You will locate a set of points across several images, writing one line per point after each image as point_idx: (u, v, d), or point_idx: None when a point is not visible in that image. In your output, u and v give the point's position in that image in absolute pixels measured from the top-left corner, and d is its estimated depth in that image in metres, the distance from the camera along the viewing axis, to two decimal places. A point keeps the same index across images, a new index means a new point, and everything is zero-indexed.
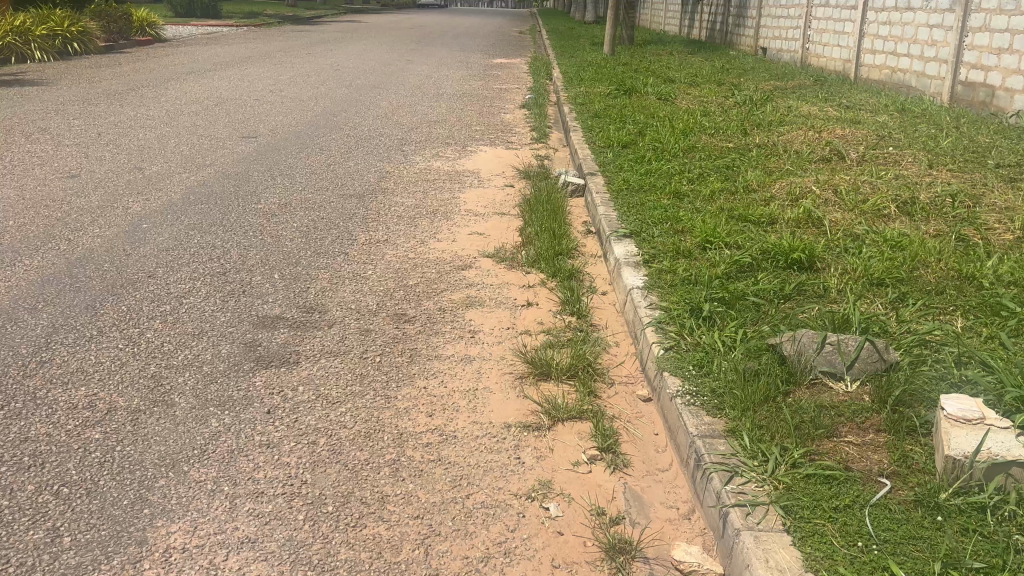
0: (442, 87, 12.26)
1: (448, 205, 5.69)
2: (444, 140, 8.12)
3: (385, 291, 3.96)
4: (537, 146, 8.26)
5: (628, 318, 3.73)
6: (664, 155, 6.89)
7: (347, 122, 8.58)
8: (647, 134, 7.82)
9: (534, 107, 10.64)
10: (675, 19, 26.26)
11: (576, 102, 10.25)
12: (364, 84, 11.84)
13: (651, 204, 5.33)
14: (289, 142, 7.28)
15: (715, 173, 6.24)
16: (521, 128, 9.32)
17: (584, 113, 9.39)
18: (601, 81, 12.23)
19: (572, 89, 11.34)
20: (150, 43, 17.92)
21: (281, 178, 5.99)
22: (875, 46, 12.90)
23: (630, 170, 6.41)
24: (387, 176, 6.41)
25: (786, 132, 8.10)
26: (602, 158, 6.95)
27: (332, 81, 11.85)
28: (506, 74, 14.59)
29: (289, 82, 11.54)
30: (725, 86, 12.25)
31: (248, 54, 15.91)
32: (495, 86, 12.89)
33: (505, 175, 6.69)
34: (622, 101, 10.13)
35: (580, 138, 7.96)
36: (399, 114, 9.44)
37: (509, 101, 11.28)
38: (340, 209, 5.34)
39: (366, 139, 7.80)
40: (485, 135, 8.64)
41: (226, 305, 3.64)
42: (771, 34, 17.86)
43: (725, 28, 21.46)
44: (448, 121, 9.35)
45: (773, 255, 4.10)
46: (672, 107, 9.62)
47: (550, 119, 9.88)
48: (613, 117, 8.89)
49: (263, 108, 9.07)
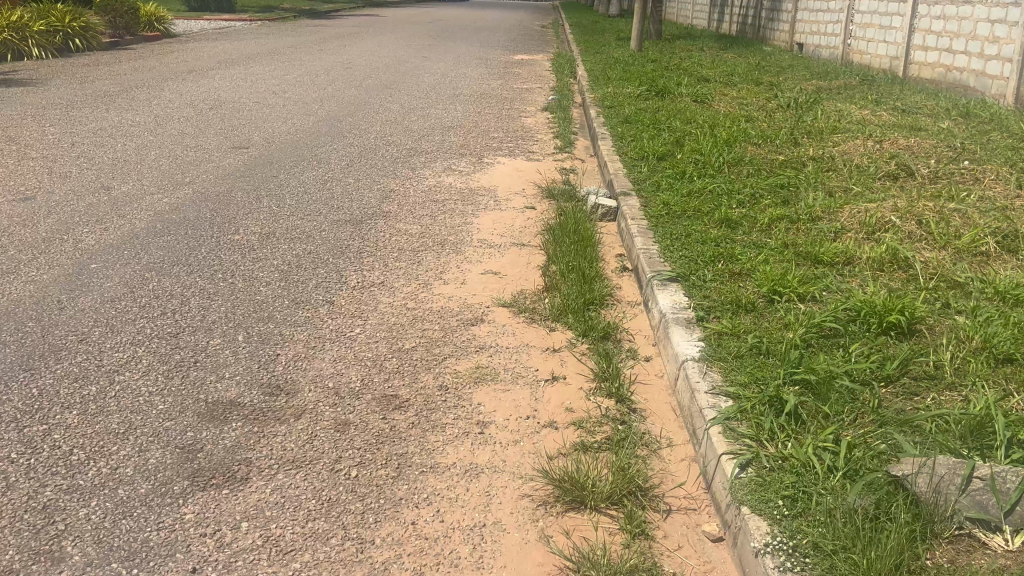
0: (459, 87, 11.46)
1: (458, 234, 4.89)
2: (458, 150, 7.33)
3: (373, 358, 3.17)
4: (561, 156, 7.45)
5: (681, 402, 2.93)
6: (707, 171, 6.07)
7: (352, 129, 7.80)
8: (686, 143, 6.99)
9: (557, 110, 9.83)
10: (704, 14, 25.27)
11: (604, 104, 9.42)
12: (374, 85, 11.04)
13: (699, 236, 4.52)
14: (285, 154, 6.51)
15: (769, 195, 5.41)
16: (543, 134, 8.50)
17: (613, 117, 8.57)
18: (629, 81, 11.38)
19: (599, 90, 10.51)
20: (158, 39, 17.24)
21: (268, 199, 5.21)
22: (928, 43, 11.98)
23: (669, 189, 5.59)
24: (390, 196, 5.62)
25: (843, 141, 7.23)
26: (636, 174, 6.13)
27: (341, 81, 11.08)
28: (528, 72, 13.77)
29: (295, 82, 10.78)
30: (765, 87, 11.35)
31: (257, 51, 15.17)
32: (515, 86, 12.07)
33: (525, 194, 5.89)
34: (654, 103, 9.29)
35: (611, 148, 7.13)
36: (409, 119, 8.66)
37: (530, 103, 10.47)
38: (331, 241, 4.55)
39: (372, 149, 7.01)
40: (504, 143, 7.83)
41: (168, 385, 2.86)
42: (808, 29, 16.91)
43: (757, 22, 20.46)
44: (463, 126, 8.55)
45: (862, 315, 3.28)
46: (710, 111, 8.77)
47: (574, 124, 9.06)
48: (646, 122, 8.05)
49: (261, 112, 8.31)
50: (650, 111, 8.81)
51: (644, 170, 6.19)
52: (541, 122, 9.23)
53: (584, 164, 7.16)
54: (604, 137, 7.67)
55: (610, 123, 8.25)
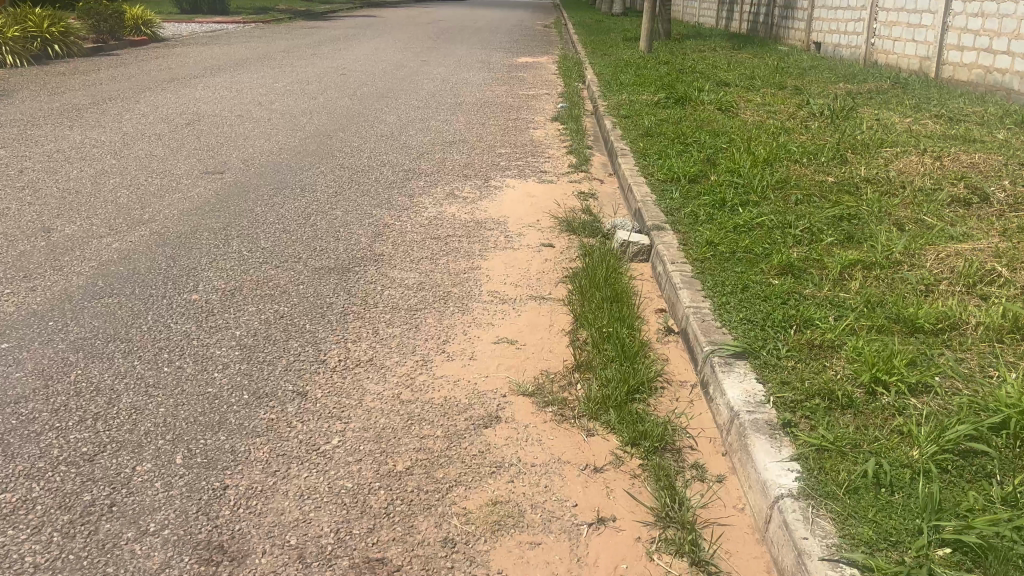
0: (460, 95, 10.65)
1: (464, 283, 4.07)
2: (462, 171, 6.51)
3: (354, 491, 2.36)
4: (577, 176, 6.64)
5: (780, 562, 2.14)
6: (751, 199, 5.27)
7: (341, 146, 7.00)
8: (720, 162, 6.19)
9: (568, 120, 9.02)
10: (712, 11, 24.44)
11: (620, 115, 8.61)
12: (369, 93, 10.22)
13: (760, 291, 3.71)
14: (264, 180, 5.72)
15: (829, 230, 4.61)
16: (555, 149, 7.69)
17: (631, 130, 7.78)
18: (644, 86, 10.56)
19: (612, 98, 9.70)
20: (143, 43, 16.42)
21: (237, 242, 4.41)
22: (963, 43, 11.17)
23: (710, 223, 4.79)
24: (384, 232, 4.81)
25: (895, 156, 6.42)
26: (668, 201, 5.32)
27: (333, 90, 10.27)
28: (533, 77, 12.97)
29: (283, 91, 9.97)
30: (790, 92, 10.53)
31: (247, 55, 14.35)
32: (521, 92, 11.26)
33: (541, 227, 5.07)
34: (675, 113, 8.48)
35: (635, 167, 6.33)
36: (407, 133, 7.84)
37: (538, 112, 9.66)
38: (310, 298, 3.74)
39: (365, 171, 6.20)
40: (512, 162, 7.01)
41: (64, 552, 2.06)
42: (825, 28, 16.11)
43: (769, 20, 19.66)
44: (466, 141, 7.75)
45: (1009, 426, 2.45)
46: (737, 122, 7.97)
47: (588, 137, 8.25)
48: (669, 136, 7.23)
49: (242, 128, 7.50)
50: (672, 121, 8.01)
51: (676, 196, 5.39)
52: (552, 134, 8.42)
53: (604, 186, 6.34)
54: (626, 153, 6.86)
55: (629, 137, 7.44)
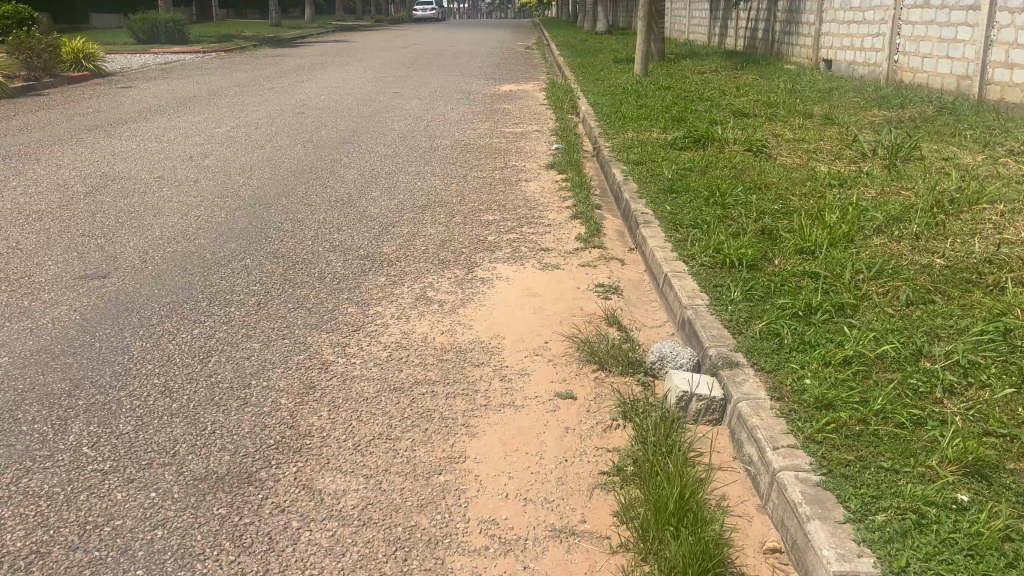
0: (437, 136, 9.10)
1: (439, 498, 2.48)
2: (436, 253, 4.95)
3: None
4: (588, 254, 5.08)
5: None
6: (847, 303, 3.74)
7: (280, 220, 5.42)
8: (782, 236, 4.69)
9: (566, 168, 7.49)
10: (704, 28, 23.08)
11: (632, 160, 7.09)
12: (328, 138, 8.66)
13: (955, 532, 2.15)
14: (161, 287, 4.14)
15: (992, 366, 3.08)
16: (555, 210, 6.15)
17: (648, 183, 6.27)
18: (651, 121, 9.07)
19: (617, 139, 8.19)
20: (84, 81, 14.84)
21: (79, 425, 2.81)
22: (1012, 59, 9.73)
23: (808, 355, 3.24)
24: (319, 380, 3.23)
25: (1005, 218, 4.92)
26: (731, 307, 3.78)
27: (286, 135, 8.70)
28: (521, 109, 11.45)
29: (225, 140, 8.39)
30: (821, 123, 9.06)
31: (195, 92, 12.76)
32: (508, 130, 9.73)
33: (551, 357, 3.49)
34: (698, 156, 6.98)
35: (666, 245, 4.79)
36: (368, 195, 6.28)
37: (528, 157, 8.13)
38: (166, 567, 2.16)
39: (305, 262, 4.62)
40: (501, 234, 5.45)
41: None
42: (837, 44, 14.71)
43: (770, 35, 18.27)
44: (442, 203, 6.20)
45: None
46: (778, 171, 6.47)
47: (593, 192, 6.71)
48: (701, 194, 5.71)
49: (157, 199, 5.92)
50: (698, 171, 6.50)
51: (740, 299, 3.85)
52: (548, 189, 6.88)
53: (627, 271, 4.79)
54: (649, 219, 5.32)
55: (649, 194, 5.92)
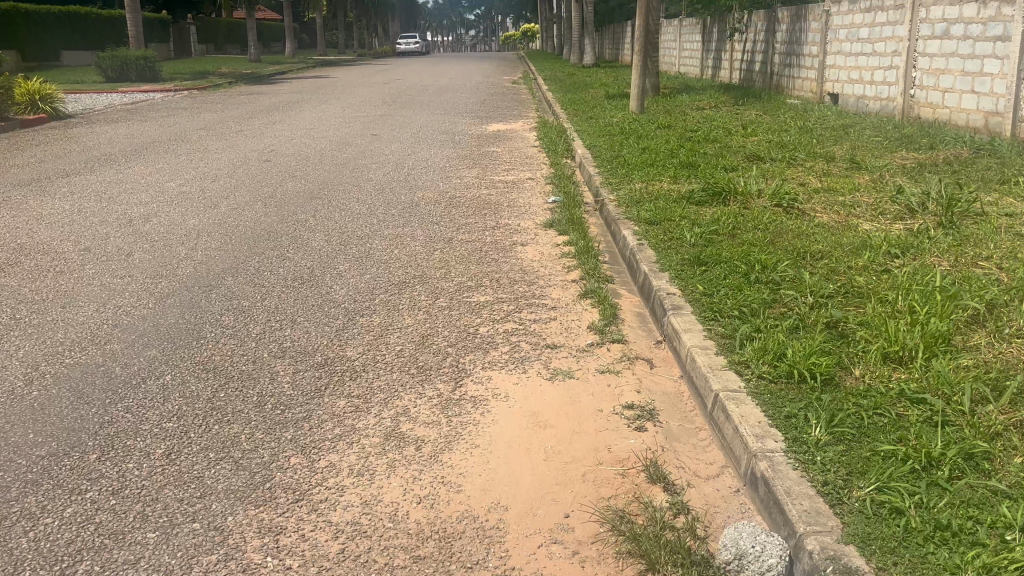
0: (418, 187, 8.11)
1: None
2: (414, 355, 3.90)
3: None
4: (605, 352, 4.04)
5: None
6: (980, 451, 2.71)
7: (219, 311, 4.37)
8: (856, 335, 3.68)
9: (568, 226, 6.49)
10: (696, 59, 22.36)
11: (644, 220, 6.11)
12: (294, 192, 7.64)
13: None
14: (42, 430, 3.07)
15: None
16: (558, 285, 5.12)
17: (669, 252, 5.27)
18: (658, 168, 8.12)
19: (622, 191, 7.23)
20: (40, 124, 13.83)
21: None
22: None
23: (958, 556, 2.21)
24: None
25: None
26: (819, 458, 2.74)
27: (247, 190, 7.67)
28: (511, 153, 10.50)
29: (176, 197, 7.35)
30: (846, 168, 8.15)
31: (154, 137, 11.73)
32: (497, 179, 8.75)
33: (575, 547, 2.44)
34: (721, 213, 6.02)
35: (708, 343, 3.76)
36: (334, 269, 5.25)
37: (522, 213, 7.12)
38: None
39: (241, 379, 3.57)
40: (496, 323, 4.40)
41: None
42: (843, 76, 13.90)
43: (768, 67, 17.50)
44: (423, 277, 5.18)
45: None
46: (821, 236, 5.49)
47: (600, 259, 5.70)
48: (737, 269, 4.71)
49: (75, 280, 4.87)
50: (726, 235, 5.53)
51: (828, 440, 2.84)
52: (548, 254, 5.86)
53: (658, 378, 3.75)
54: (679, 305, 4.30)
55: (672, 267, 4.92)
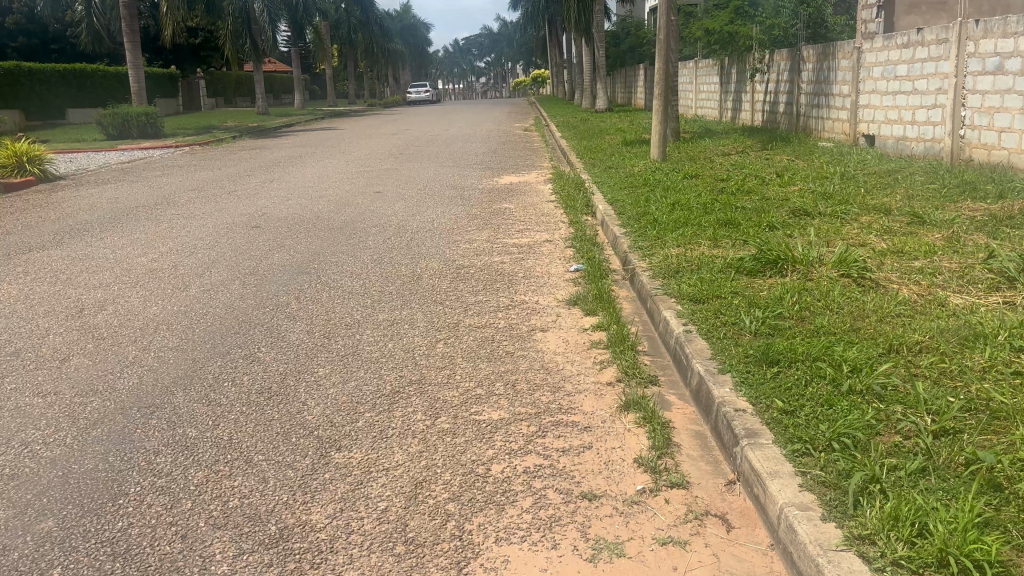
0: (421, 255, 7.16)
1: None
2: (402, 519, 2.86)
3: None
4: (662, 504, 2.99)
5: None
6: None
7: (152, 450, 3.37)
8: (1017, 489, 2.66)
9: (597, 305, 5.48)
10: (714, 101, 21.59)
11: (689, 297, 5.11)
12: (280, 266, 6.70)
13: None
14: None
15: None
16: (589, 389, 4.10)
17: (727, 345, 4.27)
18: (693, 228, 7.15)
19: (657, 257, 6.25)
20: (24, 188, 13.02)
21: None
22: None
23: None
24: None
25: None
26: None
27: (226, 265, 6.74)
28: (525, 210, 9.57)
29: (144, 275, 6.41)
30: (908, 224, 7.17)
31: (140, 200, 10.87)
32: (511, 243, 7.80)
33: None
34: (781, 290, 5.03)
35: (809, 501, 2.74)
36: (310, 375, 4.23)
37: (541, 287, 6.11)
38: None
39: (157, 573, 2.55)
40: (513, 454, 3.35)
41: None
42: (881, 117, 12.99)
43: (793, 108, 16.63)
44: (421, 383, 4.15)
45: None
46: (913, 320, 4.48)
47: (639, 350, 4.67)
48: (822, 375, 3.70)
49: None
50: (794, 320, 4.53)
51: None
52: (574, 342, 4.84)
53: (741, 550, 2.72)
54: (754, 433, 3.27)
55: (736, 370, 3.91)
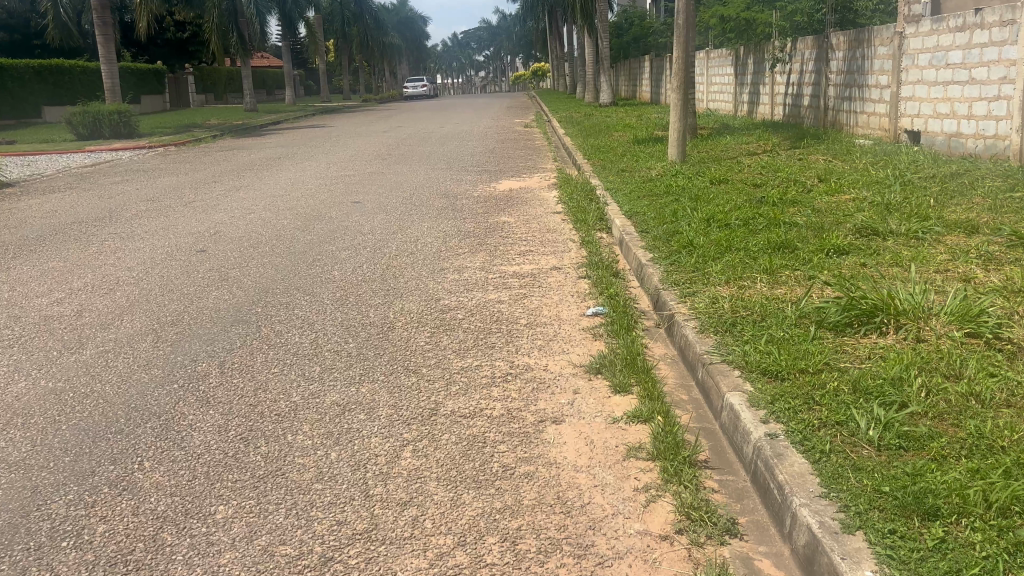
0: (397, 291, 5.69)
1: None
2: None
3: None
4: None
5: None
6: None
7: None
8: None
9: (630, 376, 3.98)
10: (728, 95, 20.11)
11: (763, 375, 3.64)
12: (214, 310, 5.23)
13: None
14: None
15: None
16: (634, 547, 2.61)
17: (842, 472, 2.80)
18: (742, 257, 5.66)
19: (701, 301, 4.76)
20: None
21: None
22: None
23: None
24: None
25: None
26: None
27: (144, 309, 5.27)
28: (528, 225, 8.11)
29: (34, 326, 4.95)
30: (1010, 247, 5.68)
31: (81, 213, 9.39)
32: (510, 270, 6.33)
33: None
34: (894, 363, 3.57)
35: None
36: (200, 526, 2.75)
37: (550, 343, 4.62)
38: None
39: None
40: None
41: None
42: (928, 110, 11.49)
43: (819, 102, 15.13)
44: (369, 539, 2.66)
45: None
46: None
47: (700, 463, 3.19)
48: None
49: None
50: (932, 421, 3.06)
51: None
52: (601, 444, 3.34)
53: None
54: None
55: (874, 527, 2.44)
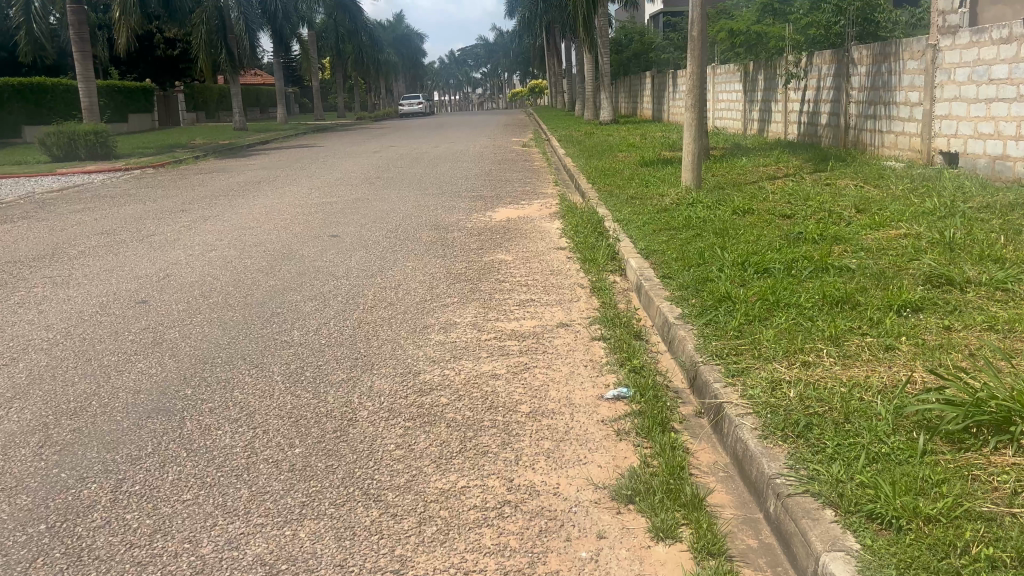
0: (366, 360, 4.60)
1: None
2: None
3: None
4: None
5: None
6: None
7: None
8: None
9: (674, 512, 2.86)
10: (737, 113, 19.12)
11: (875, 526, 2.51)
12: (131, 391, 4.13)
13: None
14: None
15: None
16: None
17: None
18: (796, 319, 4.54)
19: (757, 386, 3.64)
20: None
21: None
22: None
23: None
24: None
25: None
26: None
27: (45, 389, 4.18)
28: (527, 264, 7.04)
29: None
30: None
31: (21, 250, 8.32)
32: (508, 328, 5.24)
33: None
34: None
35: None
36: None
37: (561, 446, 3.50)
38: None
39: None
40: None
41: None
42: (968, 130, 10.42)
43: (839, 120, 14.11)
44: None
45: None
46: None
47: None
48: None
49: None
50: None
51: None
52: None
53: None
54: None
55: None
